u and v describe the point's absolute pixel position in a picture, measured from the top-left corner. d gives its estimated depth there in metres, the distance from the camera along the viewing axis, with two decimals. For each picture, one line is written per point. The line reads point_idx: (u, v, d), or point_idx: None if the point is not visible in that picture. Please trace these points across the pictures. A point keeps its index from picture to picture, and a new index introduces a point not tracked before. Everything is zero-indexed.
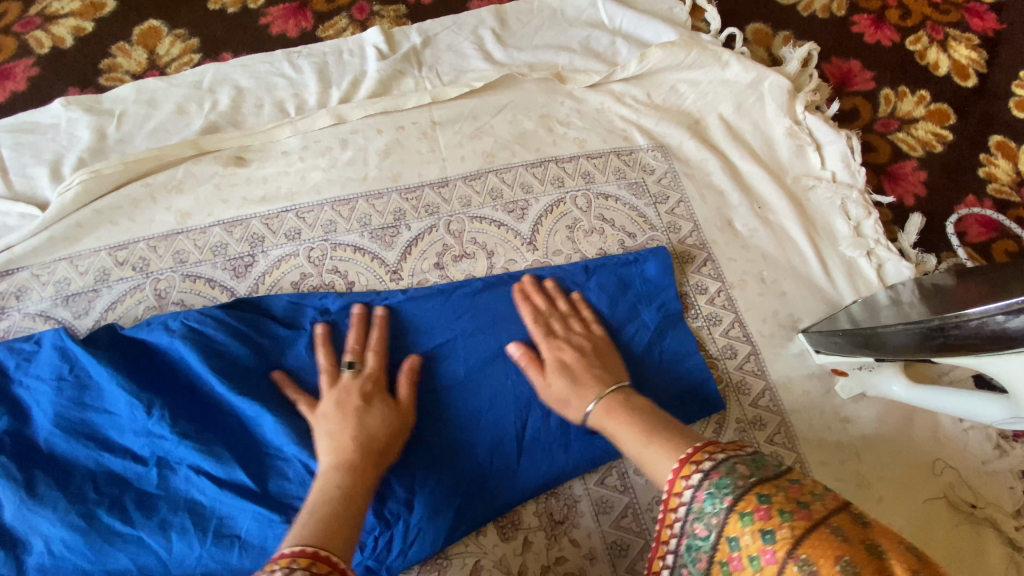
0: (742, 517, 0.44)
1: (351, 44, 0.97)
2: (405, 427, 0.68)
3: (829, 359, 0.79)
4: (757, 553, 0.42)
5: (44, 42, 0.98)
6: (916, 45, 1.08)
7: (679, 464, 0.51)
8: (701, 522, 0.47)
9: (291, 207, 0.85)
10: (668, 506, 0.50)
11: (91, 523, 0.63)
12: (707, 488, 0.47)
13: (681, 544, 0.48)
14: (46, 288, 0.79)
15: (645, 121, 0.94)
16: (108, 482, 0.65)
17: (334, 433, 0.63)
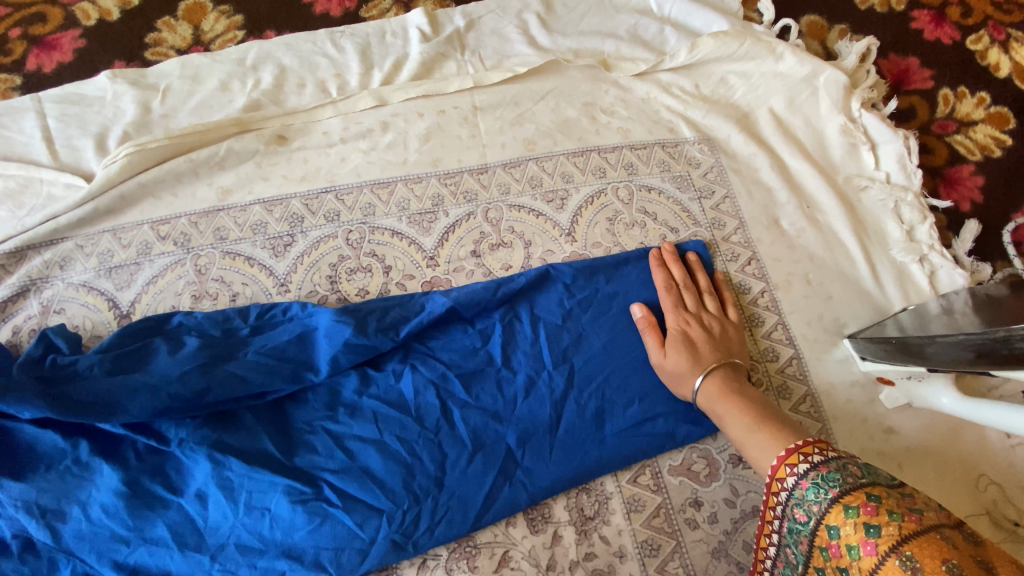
0: (847, 510, 0.50)
1: (394, 25, 0.95)
2: None
3: (876, 367, 0.77)
4: (857, 543, 0.48)
5: (92, 14, 0.99)
6: (978, 44, 1.03)
7: (786, 453, 0.58)
8: (801, 509, 0.54)
9: (330, 188, 0.84)
10: (771, 490, 0.58)
11: (133, 491, 0.66)
12: (812, 479, 0.54)
13: (785, 526, 0.56)
14: (89, 259, 0.80)
15: (692, 113, 0.92)
16: (148, 452, 0.68)
17: None
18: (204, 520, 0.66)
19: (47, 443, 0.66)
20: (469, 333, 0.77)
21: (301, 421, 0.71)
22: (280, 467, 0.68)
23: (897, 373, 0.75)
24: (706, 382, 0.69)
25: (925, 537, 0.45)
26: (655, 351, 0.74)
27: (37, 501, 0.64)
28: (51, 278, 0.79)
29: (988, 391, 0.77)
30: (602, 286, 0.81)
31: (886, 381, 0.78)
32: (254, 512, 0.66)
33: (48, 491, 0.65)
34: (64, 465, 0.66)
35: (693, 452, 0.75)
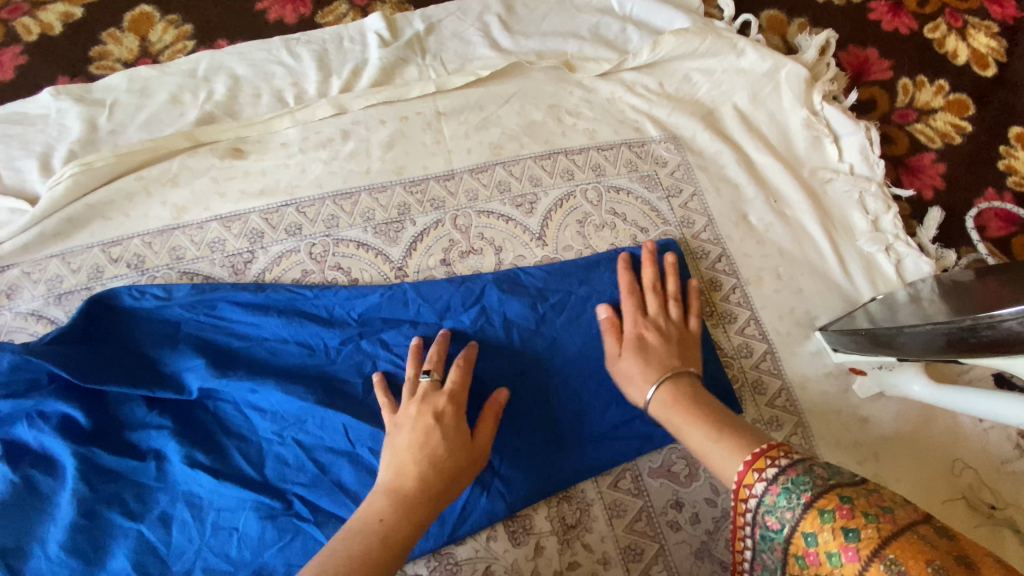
0: (822, 515, 0.49)
1: (352, 31, 0.93)
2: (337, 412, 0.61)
3: (849, 359, 0.76)
4: (837, 549, 0.47)
5: (32, 28, 0.94)
6: (934, 33, 1.05)
7: (753, 457, 0.56)
8: (773, 516, 0.52)
9: (291, 201, 0.81)
10: (738, 498, 0.56)
11: (92, 520, 0.63)
12: (782, 485, 0.52)
13: (756, 532, 0.54)
14: (37, 287, 0.76)
15: (658, 111, 0.91)
16: (102, 479, 0.64)
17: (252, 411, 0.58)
18: (167, 547, 0.64)
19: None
20: (439, 340, 0.76)
21: (271, 432, 0.69)
22: (250, 482, 0.66)
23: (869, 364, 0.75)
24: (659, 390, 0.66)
25: (904, 538, 0.44)
26: (610, 354, 0.72)
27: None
28: None
29: (955, 376, 0.79)
30: (575, 289, 0.80)
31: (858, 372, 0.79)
32: (220, 533, 0.65)
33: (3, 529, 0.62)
34: (19, 500, 0.63)
35: (672, 453, 0.75)
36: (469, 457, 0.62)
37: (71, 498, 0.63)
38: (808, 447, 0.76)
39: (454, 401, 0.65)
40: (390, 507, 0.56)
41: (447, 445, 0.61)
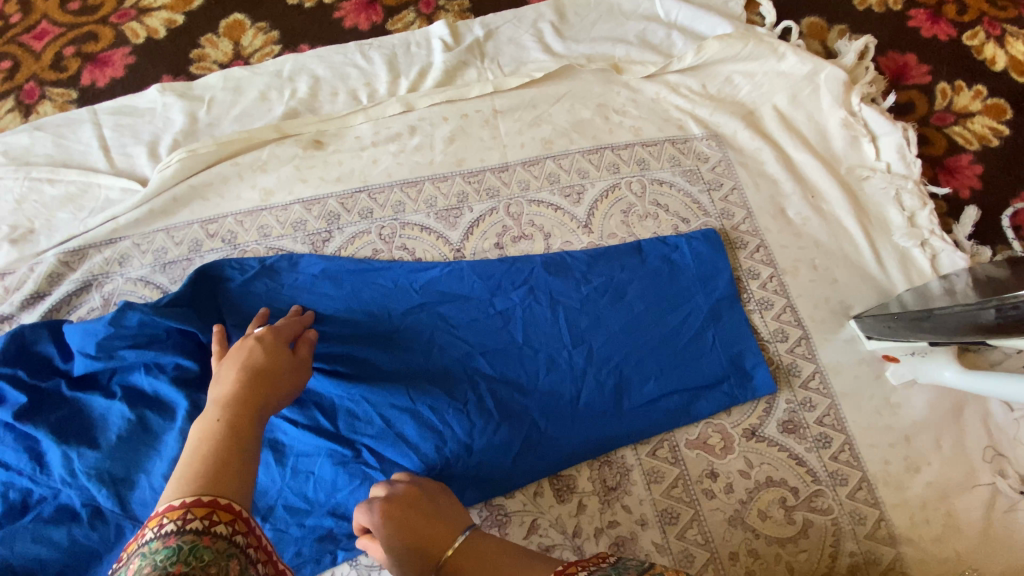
0: None
1: (418, 37, 1.02)
2: (296, 377, 0.68)
3: (885, 339, 0.80)
4: None
5: (139, 32, 1.06)
6: (973, 39, 1.08)
7: None
8: None
9: (363, 188, 0.91)
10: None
11: None
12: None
13: None
14: (145, 256, 0.87)
15: (700, 111, 0.97)
16: None
17: (222, 373, 0.64)
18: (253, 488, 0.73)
19: (117, 413, 0.73)
20: (492, 313, 0.83)
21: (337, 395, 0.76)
22: (326, 433, 0.75)
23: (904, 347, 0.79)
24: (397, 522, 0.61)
25: None
26: None
27: (109, 471, 0.71)
28: (110, 274, 0.86)
29: (987, 365, 0.82)
30: (616, 271, 0.86)
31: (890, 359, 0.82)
32: (299, 476, 0.74)
33: (120, 460, 0.72)
34: (133, 436, 0.73)
35: (708, 427, 0.80)
36: (293, 377, 0.67)
37: (176, 438, 0.72)
38: (840, 427, 0.80)
39: (276, 334, 0.70)
40: (229, 407, 0.58)
41: (268, 360, 0.65)
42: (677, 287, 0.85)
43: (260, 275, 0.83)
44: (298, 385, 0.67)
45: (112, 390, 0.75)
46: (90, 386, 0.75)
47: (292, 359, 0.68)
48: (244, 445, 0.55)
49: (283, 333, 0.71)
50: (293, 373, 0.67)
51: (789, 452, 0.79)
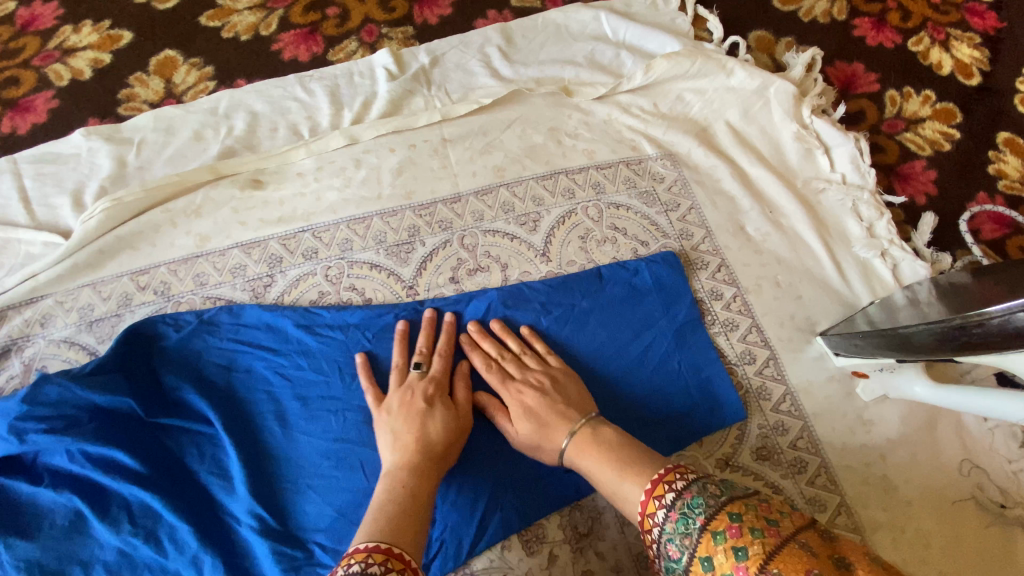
0: (715, 536, 0.47)
1: (361, 67, 0.98)
2: (463, 429, 0.69)
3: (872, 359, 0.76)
4: (729, 569, 0.44)
5: (64, 74, 1.01)
6: (918, 45, 1.11)
7: (652, 485, 0.55)
8: (673, 544, 0.50)
9: (307, 227, 0.86)
10: (647, 511, 0.54)
11: (132, 553, 0.65)
12: (682, 508, 0.51)
13: (660, 565, 0.51)
14: (70, 315, 0.80)
15: (653, 130, 0.95)
16: (143, 513, 0.66)
17: (397, 432, 0.66)
18: None
19: (46, 499, 0.66)
20: None
21: (289, 470, 0.72)
22: (273, 512, 0.69)
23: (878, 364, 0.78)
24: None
25: (786, 550, 0.43)
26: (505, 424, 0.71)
27: (39, 563, 0.64)
28: (31, 336, 0.79)
29: (953, 375, 0.81)
30: (577, 302, 0.83)
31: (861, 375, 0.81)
32: (242, 563, 0.67)
33: (51, 551, 0.65)
34: (66, 523, 0.66)
35: (680, 460, 0.76)
36: (461, 437, 0.68)
37: (109, 525, 0.65)
38: (814, 450, 0.78)
39: (438, 384, 0.72)
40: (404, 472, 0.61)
41: (434, 416, 0.67)
42: (641, 314, 0.83)
43: (197, 331, 0.77)
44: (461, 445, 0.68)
45: (38, 474, 0.67)
46: (13, 468, 0.67)
47: (456, 412, 0.69)
48: (423, 513, 0.58)
49: (447, 380, 0.73)
50: (460, 432, 0.68)
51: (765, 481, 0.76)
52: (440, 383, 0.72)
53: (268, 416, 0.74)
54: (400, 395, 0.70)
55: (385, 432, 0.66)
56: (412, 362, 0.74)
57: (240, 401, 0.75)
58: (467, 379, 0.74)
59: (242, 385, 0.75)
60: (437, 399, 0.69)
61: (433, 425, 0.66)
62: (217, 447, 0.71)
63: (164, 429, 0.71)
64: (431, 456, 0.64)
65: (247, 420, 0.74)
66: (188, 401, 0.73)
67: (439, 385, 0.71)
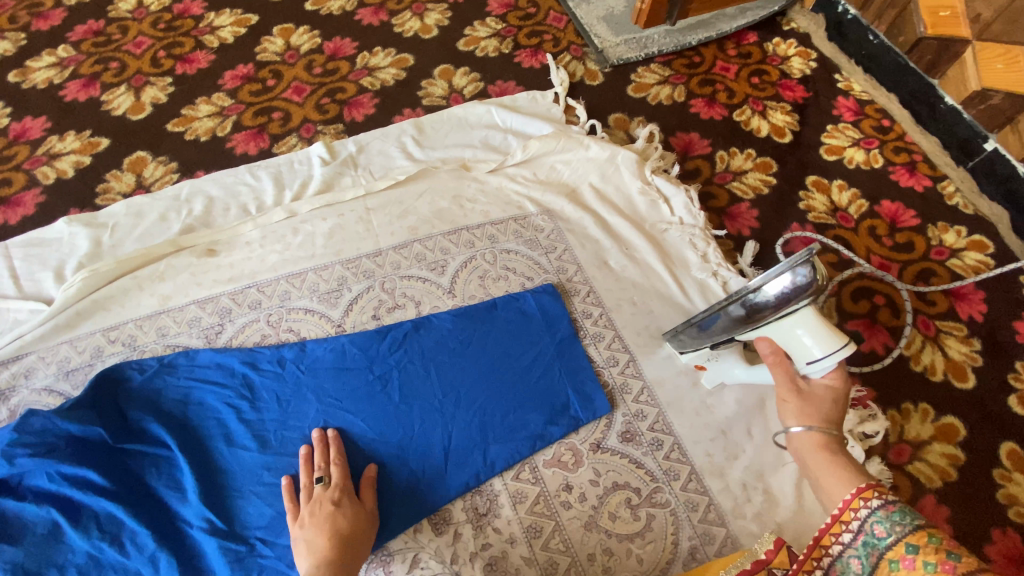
0: (929, 536, 0.54)
1: (300, 156, 1.23)
2: (371, 526, 0.83)
3: (695, 344, 0.96)
4: (933, 559, 0.51)
5: (50, 175, 1.22)
6: (741, 116, 1.43)
7: (860, 491, 0.64)
8: (881, 526, 0.58)
9: (253, 283, 1.06)
10: (850, 505, 0.63)
11: (99, 555, 0.79)
12: (899, 506, 0.59)
13: (856, 541, 0.59)
14: (50, 367, 0.96)
15: (534, 192, 1.21)
16: (109, 521, 0.80)
17: (310, 539, 0.78)
18: None
19: (29, 512, 0.79)
20: (370, 379, 0.97)
21: (235, 481, 0.87)
22: (220, 515, 0.84)
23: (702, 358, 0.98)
24: (806, 433, 0.79)
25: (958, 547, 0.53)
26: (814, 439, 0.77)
27: (21, 565, 0.77)
28: (15, 387, 0.94)
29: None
30: (475, 327, 1.03)
31: (699, 370, 1.02)
32: (192, 558, 0.81)
33: (31, 557, 0.77)
34: (45, 531, 0.79)
35: (561, 446, 0.94)
36: (370, 532, 0.82)
37: (80, 531, 0.79)
38: (668, 430, 0.97)
39: (344, 489, 0.85)
40: (326, 567, 0.74)
41: (346, 520, 0.80)
42: (527, 332, 1.04)
43: (159, 372, 0.94)
44: (372, 537, 0.82)
45: (22, 493, 0.80)
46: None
47: (364, 513, 0.83)
48: None
49: (349, 484, 0.86)
50: (368, 529, 0.82)
51: (629, 458, 0.94)
52: (347, 486, 0.85)
53: (218, 438, 0.90)
54: (309, 509, 0.82)
55: (298, 543, 0.79)
56: (315, 477, 0.85)
57: (194, 427, 0.90)
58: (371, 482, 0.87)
59: (195, 414, 0.91)
60: (344, 503, 0.83)
61: (341, 522, 0.80)
62: (173, 465, 0.86)
63: (128, 452, 0.86)
64: (348, 554, 0.77)
65: (200, 442, 0.89)
66: (148, 429, 0.88)
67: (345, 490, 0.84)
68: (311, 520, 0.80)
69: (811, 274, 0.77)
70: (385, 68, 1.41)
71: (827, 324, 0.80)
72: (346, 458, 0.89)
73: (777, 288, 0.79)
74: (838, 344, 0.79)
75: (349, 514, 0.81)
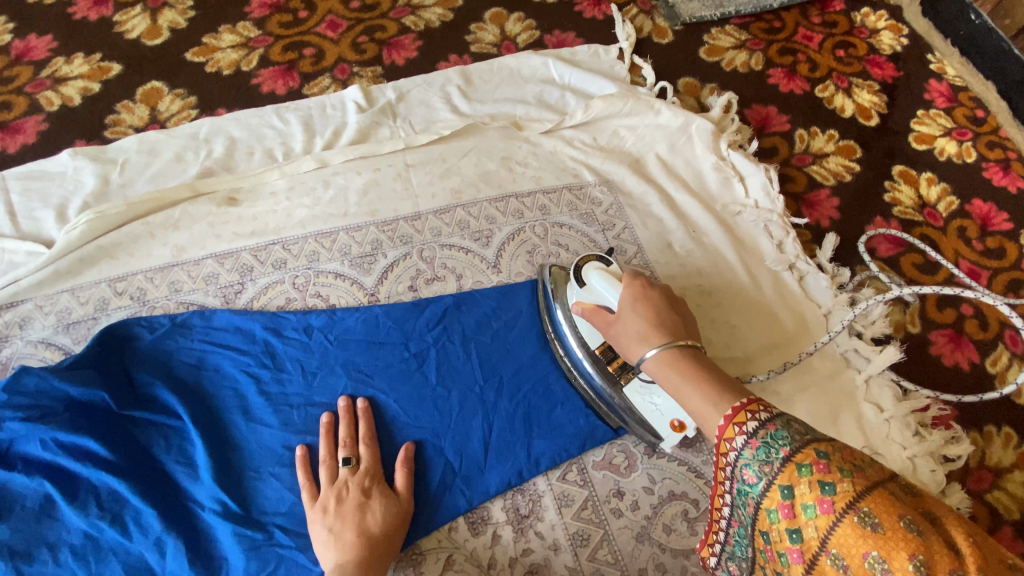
0: (800, 468, 0.49)
1: (333, 100, 1.10)
2: (405, 517, 0.74)
3: (629, 394, 0.79)
4: (813, 501, 0.47)
5: (55, 101, 1.09)
6: (824, 92, 1.28)
7: (733, 413, 0.56)
8: (750, 470, 0.53)
9: (277, 240, 0.94)
10: (724, 436, 0.56)
11: (98, 535, 0.70)
12: (762, 439, 0.52)
13: (733, 487, 0.55)
14: (48, 318, 0.86)
15: (593, 160, 1.08)
16: (110, 498, 0.72)
17: (336, 529, 0.70)
18: (161, 568, 0.70)
19: (19, 484, 0.71)
20: (406, 357, 0.87)
21: (252, 460, 0.78)
22: (235, 498, 0.75)
23: (645, 408, 0.79)
24: (656, 359, 0.66)
25: (876, 492, 0.45)
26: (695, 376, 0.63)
27: (8, 543, 0.69)
28: (10, 338, 0.84)
29: (810, 375, 0.94)
30: (523, 307, 0.93)
31: (677, 429, 0.78)
32: (201, 545, 0.72)
33: (20, 534, 0.69)
34: (37, 506, 0.70)
35: (613, 447, 0.85)
36: (403, 524, 0.73)
37: (77, 508, 0.70)
38: None
39: (374, 475, 0.76)
40: (357, 567, 0.66)
41: (377, 511, 0.72)
42: None
43: (170, 332, 0.84)
44: (404, 529, 0.73)
45: (12, 461, 0.72)
46: None
47: (397, 502, 0.74)
48: None
49: (380, 470, 0.77)
50: (401, 521, 0.73)
51: (687, 466, 0.84)
52: (375, 472, 0.76)
53: (234, 410, 0.80)
54: (333, 493, 0.73)
55: (322, 532, 0.70)
56: (340, 456, 0.76)
57: (207, 397, 0.81)
58: (406, 465, 0.78)
59: (211, 382, 0.82)
60: (374, 492, 0.74)
61: (372, 518, 0.71)
62: (184, 438, 0.77)
63: (134, 420, 0.76)
64: (380, 550, 0.69)
65: (214, 414, 0.80)
66: (158, 396, 0.79)
67: (375, 477, 0.75)
68: (338, 507, 0.72)
69: (579, 277, 0.81)
70: (430, 8, 1.26)
71: (608, 275, 0.78)
72: (376, 438, 0.80)
73: (580, 311, 0.80)
74: (624, 287, 0.75)
75: (381, 505, 0.73)
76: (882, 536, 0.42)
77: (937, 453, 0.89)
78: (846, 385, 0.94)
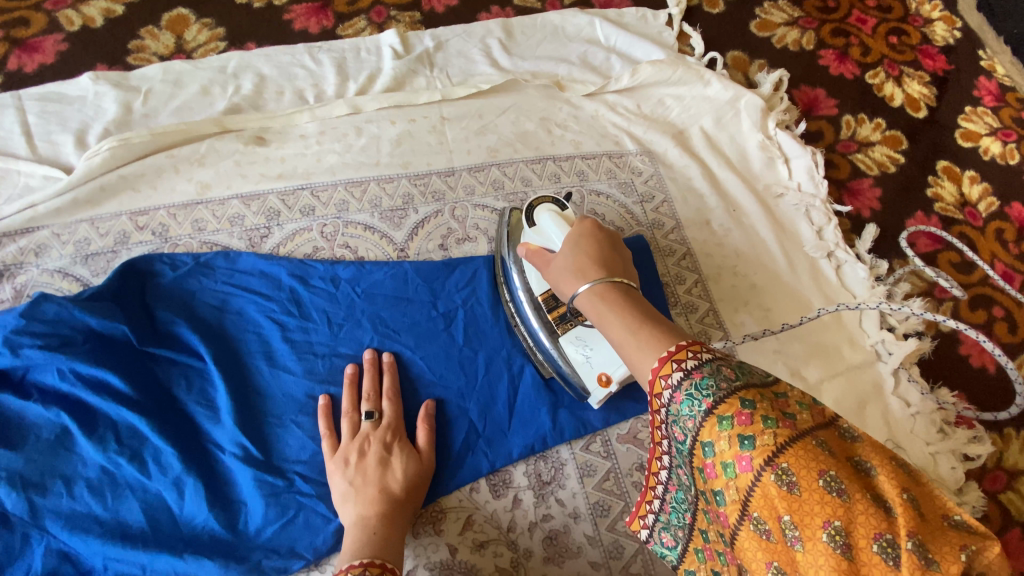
0: (720, 422, 0.44)
1: (369, 44, 1.04)
2: (426, 476, 0.73)
3: (564, 344, 0.76)
4: (732, 460, 0.43)
5: (75, 20, 1.03)
6: (875, 78, 1.23)
7: (662, 362, 0.50)
8: (678, 427, 0.48)
9: (306, 185, 0.91)
10: (653, 390, 0.50)
11: (115, 471, 0.69)
12: (686, 390, 0.46)
13: (670, 446, 0.51)
14: (66, 247, 0.83)
15: (635, 128, 1.04)
16: (129, 435, 0.70)
17: (358, 483, 0.68)
18: (179, 508, 0.69)
19: (34, 413, 0.69)
20: (434, 315, 0.84)
21: (273, 408, 0.76)
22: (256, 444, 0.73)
23: (577, 358, 0.76)
24: (590, 294, 0.60)
25: (800, 446, 0.40)
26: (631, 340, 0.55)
27: (22, 473, 0.67)
28: (24, 265, 0.81)
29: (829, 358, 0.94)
30: None
31: (603, 384, 0.75)
32: (218, 489, 0.71)
33: (34, 463, 0.68)
34: (53, 437, 0.69)
35: (639, 422, 0.84)
36: (425, 484, 0.72)
37: (95, 443, 0.69)
38: None
39: (396, 431, 0.74)
40: (381, 521, 0.65)
41: (401, 468, 0.70)
42: None
43: (193, 273, 0.81)
44: (426, 489, 0.72)
45: (27, 390, 0.70)
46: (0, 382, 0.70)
47: (420, 461, 0.73)
48: (396, 557, 0.63)
49: (403, 426, 0.75)
50: (423, 480, 0.72)
51: None
52: (398, 429, 0.74)
53: (256, 356, 0.78)
54: (354, 447, 0.71)
55: (342, 486, 0.68)
56: (363, 409, 0.74)
57: (230, 340, 0.78)
58: (428, 423, 0.76)
59: (233, 326, 0.79)
60: (398, 449, 0.72)
61: (393, 476, 0.70)
62: (205, 380, 0.75)
63: (154, 358, 0.75)
64: (403, 508, 0.68)
65: (235, 359, 0.77)
66: (180, 335, 0.76)
67: (398, 433, 0.74)
68: (360, 463, 0.70)
69: (531, 216, 0.76)
70: None
71: (562, 218, 0.73)
72: (399, 394, 0.78)
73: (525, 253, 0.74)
74: (572, 229, 0.70)
75: (404, 463, 0.71)
76: (800, 496, 0.38)
77: (962, 452, 0.89)
78: (872, 379, 0.93)
